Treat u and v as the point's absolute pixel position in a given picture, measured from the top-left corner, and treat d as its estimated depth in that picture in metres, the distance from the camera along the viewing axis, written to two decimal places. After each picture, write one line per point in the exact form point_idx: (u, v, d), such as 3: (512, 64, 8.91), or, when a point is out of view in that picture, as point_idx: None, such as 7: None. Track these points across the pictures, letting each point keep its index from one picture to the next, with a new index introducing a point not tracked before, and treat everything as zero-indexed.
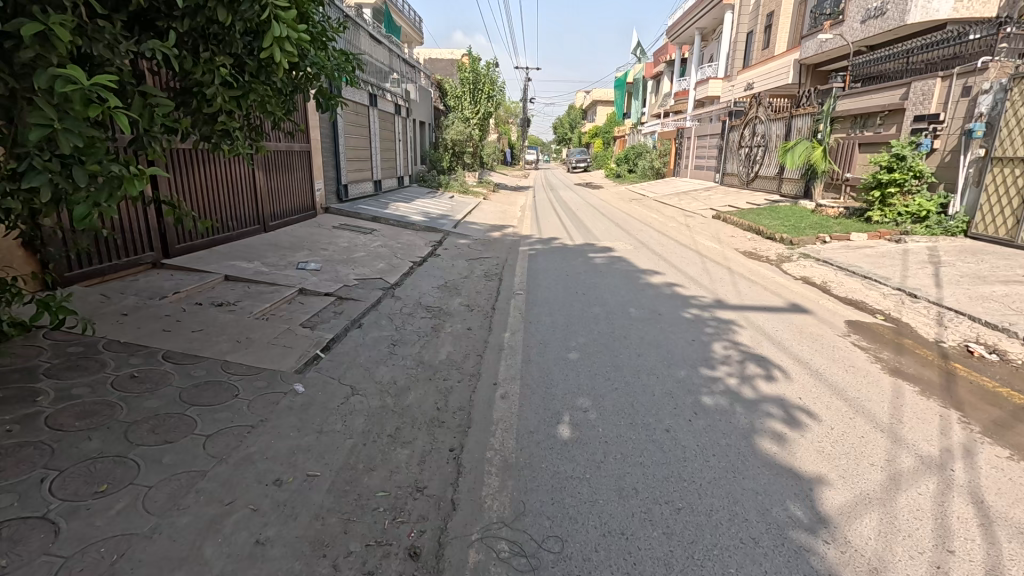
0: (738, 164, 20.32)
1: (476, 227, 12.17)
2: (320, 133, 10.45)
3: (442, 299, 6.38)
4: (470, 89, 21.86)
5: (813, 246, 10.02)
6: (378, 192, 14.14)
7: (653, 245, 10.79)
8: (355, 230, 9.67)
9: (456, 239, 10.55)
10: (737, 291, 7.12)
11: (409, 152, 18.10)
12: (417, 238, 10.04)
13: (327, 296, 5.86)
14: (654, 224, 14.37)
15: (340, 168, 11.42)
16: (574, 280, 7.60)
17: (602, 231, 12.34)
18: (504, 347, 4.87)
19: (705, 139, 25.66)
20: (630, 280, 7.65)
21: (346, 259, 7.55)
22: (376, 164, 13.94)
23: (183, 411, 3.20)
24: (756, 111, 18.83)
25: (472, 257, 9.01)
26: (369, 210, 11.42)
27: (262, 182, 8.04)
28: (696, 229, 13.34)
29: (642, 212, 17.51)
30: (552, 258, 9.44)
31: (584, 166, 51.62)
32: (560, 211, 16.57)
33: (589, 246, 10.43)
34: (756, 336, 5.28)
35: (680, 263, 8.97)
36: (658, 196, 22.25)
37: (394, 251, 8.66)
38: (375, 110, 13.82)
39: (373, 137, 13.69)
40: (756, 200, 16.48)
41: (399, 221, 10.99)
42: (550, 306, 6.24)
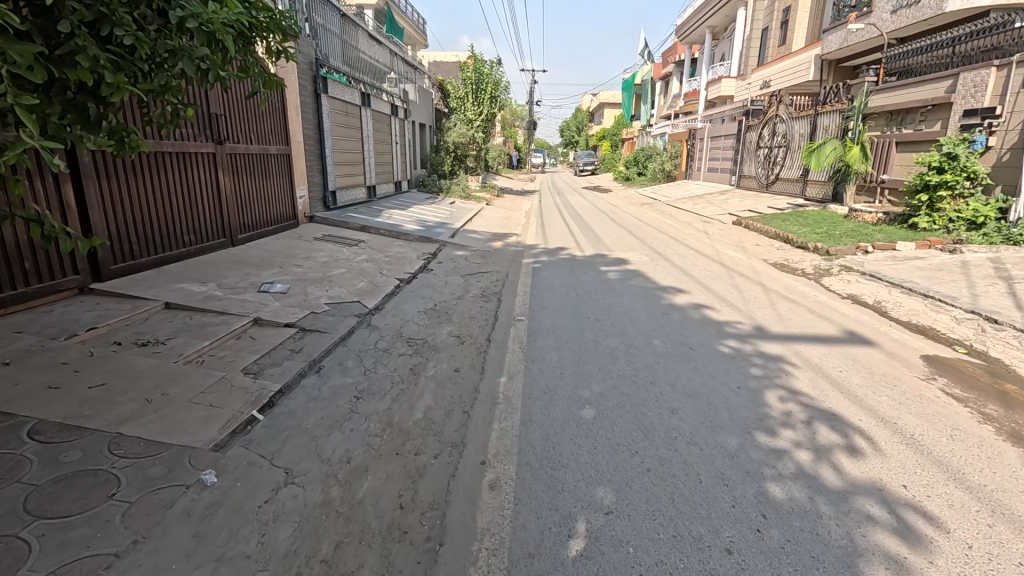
0: (756, 166, 19.17)
1: (477, 236, 11.17)
2: (303, 135, 9.51)
3: (428, 328, 5.35)
4: (473, 89, 20.89)
5: (854, 257, 8.90)
6: (372, 198, 13.18)
7: (672, 256, 9.73)
8: (339, 242, 8.68)
9: (453, 250, 9.54)
10: (778, 314, 6.03)
11: (407, 156, 17.13)
12: (409, 250, 9.05)
13: (287, 328, 4.84)
14: (670, 231, 13.27)
15: (326, 174, 10.46)
16: (585, 301, 6.53)
17: (614, 240, 11.26)
18: (498, 400, 3.81)
19: (719, 140, 24.53)
20: (651, 301, 6.58)
21: (321, 277, 6.55)
22: (370, 169, 12.99)
23: (17, 534, 2.19)
24: (775, 109, 17.69)
25: (468, 272, 8.00)
26: (359, 218, 10.45)
27: (229, 188, 7.08)
28: (717, 236, 12.23)
29: (655, 218, 16.41)
30: (559, 271, 8.39)
31: (591, 169, 50.52)
32: (568, 217, 15.53)
33: (600, 258, 9.39)
34: (818, 381, 4.18)
35: (705, 278, 7.90)
36: (671, 200, 21.15)
37: (380, 266, 7.65)
38: (367, 110, 12.87)
39: (366, 140, 12.74)
40: (778, 205, 15.34)
41: (390, 230, 9.99)
42: (557, 335, 5.18)
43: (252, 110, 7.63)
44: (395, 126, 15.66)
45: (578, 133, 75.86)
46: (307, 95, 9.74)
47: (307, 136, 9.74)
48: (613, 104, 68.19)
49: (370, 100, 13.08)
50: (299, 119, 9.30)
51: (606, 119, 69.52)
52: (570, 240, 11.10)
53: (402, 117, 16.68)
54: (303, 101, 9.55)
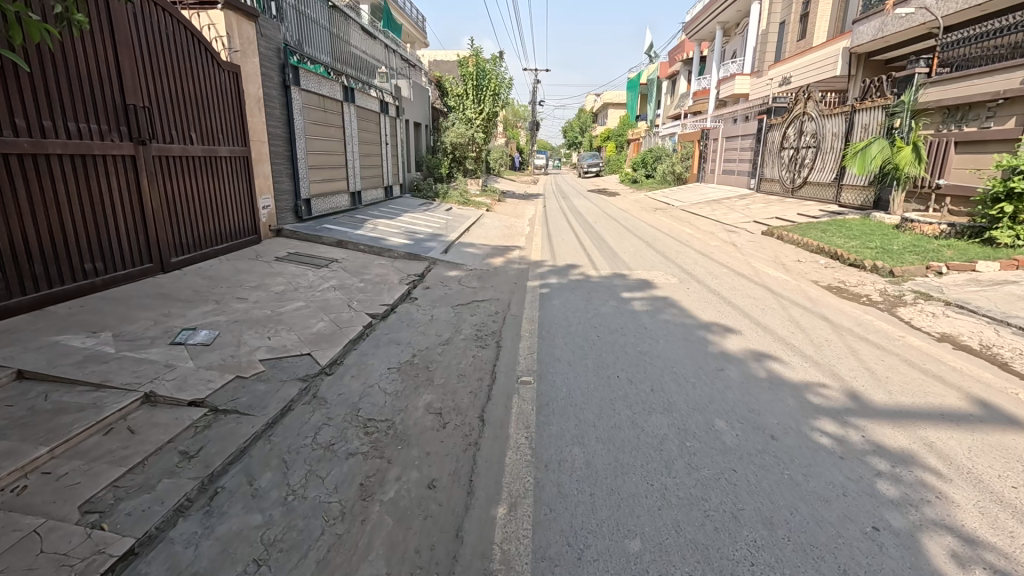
0: (780, 169, 17.61)
1: (473, 250, 9.69)
2: (267, 134, 8.06)
3: (399, 398, 3.87)
4: (474, 87, 19.36)
5: (926, 280, 7.40)
6: (356, 205, 11.73)
7: (703, 276, 8.22)
8: (306, 262, 7.21)
9: (445, 270, 8.07)
10: (869, 370, 4.53)
11: (400, 157, 15.69)
12: (391, 270, 7.58)
13: (192, 409, 3.36)
14: (693, 242, 11.74)
15: (297, 179, 9.00)
16: (609, 345, 5.05)
17: (632, 255, 9.75)
18: (494, 564, 2.32)
19: (735, 141, 22.98)
20: (694, 345, 5.09)
21: (268, 315, 5.08)
22: (354, 173, 11.51)
23: None
24: (802, 106, 16.15)
25: (461, 300, 6.54)
26: (336, 231, 8.98)
27: (156, 199, 5.60)
28: (747, 250, 10.71)
29: (673, 226, 14.86)
30: (571, 297, 6.89)
31: (597, 171, 49.03)
32: (577, 225, 14.07)
33: (619, 279, 7.90)
34: (996, 512, 2.67)
35: (753, 309, 6.40)
36: (686, 205, 19.61)
37: (351, 295, 6.17)
38: (351, 106, 11.41)
39: (349, 140, 11.27)
40: (810, 211, 13.85)
41: (372, 246, 8.51)
42: (578, 411, 3.69)
43: (190, 100, 6.17)
44: (385, 125, 14.18)
45: (582, 134, 74.30)
46: (273, 87, 8.27)
47: (273, 135, 8.29)
48: (618, 104, 66.60)
49: (354, 96, 11.62)
50: (261, 114, 7.85)
51: (610, 119, 67.96)
52: (582, 256, 9.59)
53: (394, 116, 15.22)
54: (267, 93, 8.10)
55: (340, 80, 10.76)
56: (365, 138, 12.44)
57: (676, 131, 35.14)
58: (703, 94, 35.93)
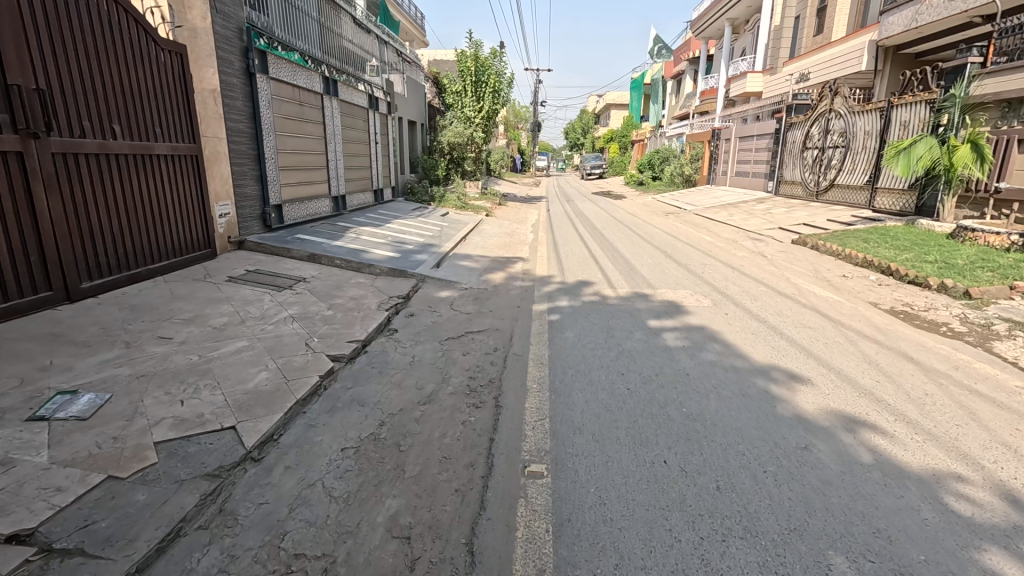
0: (802, 170, 16.34)
1: (470, 264, 8.45)
2: (225, 128, 6.85)
3: (349, 508, 2.62)
4: (472, 83, 18.16)
5: (1014, 304, 6.16)
6: (340, 211, 10.51)
7: (739, 296, 6.99)
8: (266, 282, 5.98)
9: (434, 289, 6.84)
10: (1009, 447, 3.28)
11: (392, 158, 14.46)
12: (369, 291, 6.35)
13: (10, 551, 2.11)
14: (716, 253, 10.47)
15: (265, 182, 7.78)
16: (643, 403, 3.82)
17: (651, 269, 8.51)
18: None
19: (748, 141, 21.74)
20: (756, 403, 3.85)
21: (193, 363, 3.85)
22: (336, 175, 10.27)
23: None
24: (828, 103, 14.90)
25: (451, 331, 5.32)
26: (310, 243, 7.75)
27: (59, 209, 4.37)
28: (780, 263, 9.46)
29: (689, 232, 13.62)
30: (587, 325, 5.65)
31: (600, 173, 47.76)
32: (585, 232, 12.80)
33: (641, 301, 6.66)
34: None
35: (813, 344, 5.17)
36: (699, 209, 18.36)
37: (314, 327, 4.94)
38: (333, 100, 10.18)
39: (331, 138, 10.04)
40: (841, 217, 12.60)
41: (350, 260, 7.26)
42: (619, 539, 2.43)
43: (112, 86, 4.96)
44: (375, 123, 12.96)
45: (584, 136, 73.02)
46: (234, 74, 7.04)
47: (234, 130, 7.07)
48: (621, 105, 65.32)
49: (337, 89, 10.40)
50: (216, 106, 6.63)
51: (613, 120, 66.72)
52: (594, 270, 8.35)
53: (385, 113, 13.98)
54: (227, 81, 6.88)
55: (319, 70, 9.53)
56: (351, 136, 11.21)
57: (684, 131, 33.88)
58: (711, 94, 34.68)
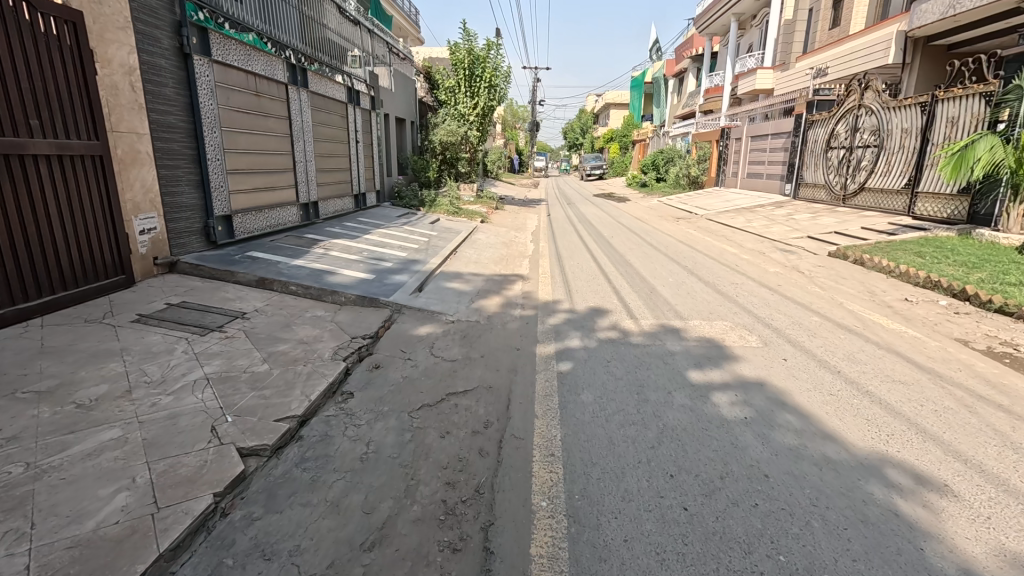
0: (827, 172, 14.98)
1: (459, 286, 7.05)
2: (149, 120, 5.43)
3: None
4: (466, 76, 16.81)
5: None
6: (311, 220, 9.10)
7: (792, 332, 5.63)
8: (189, 323, 4.58)
9: (412, 325, 5.45)
10: None
11: (377, 158, 13.07)
12: (326, 331, 4.94)
13: None
14: (745, 268, 9.10)
15: (208, 189, 6.38)
16: (715, 544, 2.44)
17: (674, 293, 7.14)
18: None
19: (761, 141, 20.40)
20: (891, 541, 2.47)
21: (9, 484, 2.47)
22: (305, 178, 8.84)
23: None
24: (857, 98, 13.55)
25: (427, 396, 3.93)
26: (263, 263, 6.34)
27: None
28: (823, 281, 8.10)
29: (707, 241, 12.26)
30: (609, 380, 4.27)
31: (600, 174, 46.41)
32: (591, 242, 11.42)
33: (673, 341, 5.27)
34: None
35: (918, 413, 3.80)
36: (712, 213, 17.01)
37: (233, 396, 3.53)
38: (303, 92, 8.79)
39: (298, 136, 8.63)
40: (878, 225, 11.28)
41: (309, 286, 5.85)
42: None
43: None
44: (356, 121, 11.56)
45: (582, 136, 71.62)
46: (162, 54, 5.63)
47: (162, 124, 5.65)
48: (621, 104, 64.02)
49: (308, 80, 9.00)
50: (134, 93, 5.22)
51: (612, 119, 65.40)
52: (607, 295, 6.96)
53: (369, 109, 12.58)
54: (151, 62, 5.47)
55: (283, 57, 8.13)
56: (325, 134, 9.81)
57: (689, 130, 32.54)
58: (716, 92, 33.53)
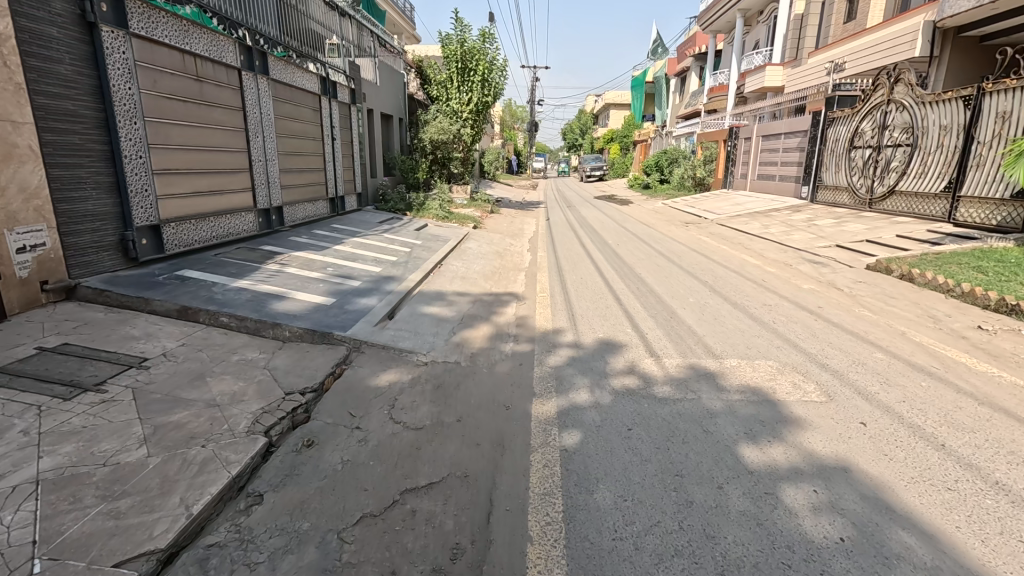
0: (850, 174, 13.79)
1: (438, 311, 5.82)
2: (31, 105, 4.18)
3: None
4: (459, 70, 15.63)
5: None
6: (272, 229, 7.87)
7: (859, 378, 4.41)
8: (55, 380, 3.34)
9: (372, 372, 4.21)
10: None
11: (358, 157, 11.84)
12: (252, 385, 3.71)
13: None
14: (774, 284, 7.90)
15: (126, 193, 5.14)
16: None
17: (699, 320, 5.92)
18: None
19: (772, 140, 19.23)
20: None
21: None
22: (264, 181, 7.61)
23: None
24: (886, 92, 12.36)
25: (372, 501, 2.70)
26: (194, 285, 5.10)
27: None
28: (870, 301, 6.90)
29: (723, 250, 11.05)
30: (632, 467, 3.05)
31: (600, 175, 45.05)
32: (594, 252, 10.22)
33: (710, 395, 4.04)
34: None
35: None
36: (722, 217, 15.81)
37: (63, 518, 2.30)
38: (263, 79, 7.57)
39: (257, 130, 7.40)
40: (917, 233, 10.08)
41: (244, 317, 4.61)
42: None
43: None
44: (332, 115, 10.35)
45: (581, 137, 70.36)
46: (54, 20, 4.38)
47: (55, 111, 4.40)
48: (621, 104, 62.91)
49: (269, 66, 7.77)
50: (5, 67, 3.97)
51: (612, 119, 64.30)
52: (619, 324, 5.73)
53: (349, 103, 11.37)
54: (36, 30, 4.22)
55: (235, 36, 6.89)
56: (292, 129, 8.58)
57: (693, 129, 31.38)
58: (721, 90, 32.51)
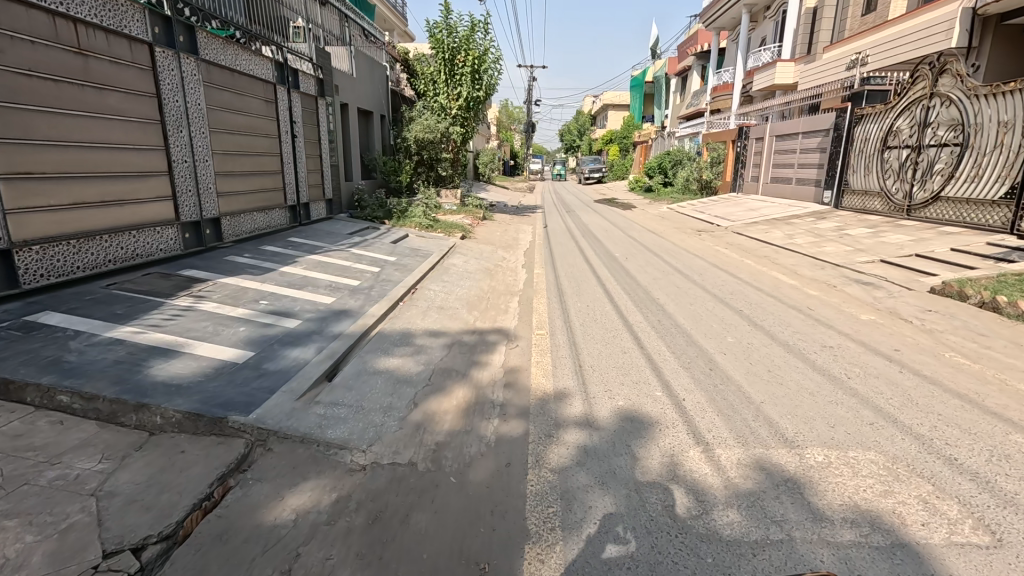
0: (883, 177, 12.35)
1: (400, 366, 4.30)
2: None
3: None
4: (447, 62, 14.11)
5: None
6: (205, 247, 6.36)
7: (1021, 491, 2.90)
8: None
9: (275, 492, 2.68)
10: None
11: (329, 158, 10.31)
12: (47, 543, 2.18)
13: None
14: (824, 314, 6.42)
15: None
16: None
17: (750, 378, 4.41)
18: None
19: (787, 140, 17.80)
20: None
21: None
22: (191, 187, 6.08)
23: None
24: (929, 85, 10.93)
25: None
26: (44, 339, 3.57)
27: None
28: (956, 341, 5.43)
29: (747, 265, 9.59)
30: None
31: (599, 177, 43.60)
32: (601, 269, 8.72)
33: (809, 536, 2.52)
34: None
35: None
36: (738, 225, 14.35)
37: None
38: (190, 59, 6.03)
39: (180, 123, 5.88)
40: (978, 247, 8.63)
41: (96, 396, 3.09)
42: None
43: None
44: (294, 109, 8.81)
45: (580, 138, 68.98)
46: None
47: None
48: (620, 105, 61.53)
49: (199, 42, 6.22)
50: None
51: (611, 120, 62.92)
52: (645, 386, 4.22)
53: (318, 96, 9.84)
54: None
55: (145, 1, 5.35)
56: (236, 124, 7.06)
57: (697, 130, 29.93)
58: (726, 90, 31.11)
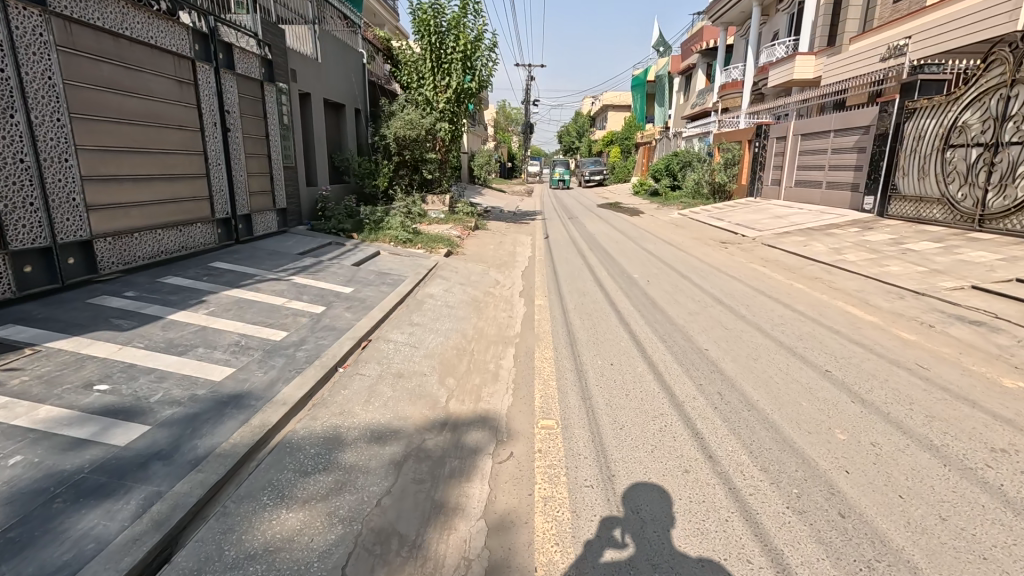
0: (945, 181, 10.45)
1: (295, 534, 2.34)
2: None
3: None
4: (434, 47, 12.17)
5: None
6: (63, 284, 4.42)
7: None
8: None
9: None
10: None
11: (280, 159, 8.34)
12: None
13: None
14: (950, 379, 4.50)
15: None
16: None
17: (924, 544, 2.47)
18: None
19: (815, 140, 15.90)
20: None
21: None
22: (33, 198, 4.16)
23: None
24: (1010, 71, 9.08)
25: None
26: None
27: None
28: None
29: (801, 291, 7.68)
30: None
31: (600, 179, 41.67)
32: (622, 300, 6.77)
33: None
34: None
35: None
36: (769, 236, 12.43)
37: None
38: (26, 10, 4.07)
39: (7, 104, 3.93)
40: None
41: None
42: None
43: None
44: (226, 95, 6.87)
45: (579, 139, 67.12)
46: None
47: None
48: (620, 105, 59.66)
49: None
50: None
51: (612, 121, 61.01)
52: (744, 573, 2.29)
53: (264, 81, 7.87)
54: None
55: None
56: (124, 109, 5.11)
57: (706, 129, 28.01)
58: (734, 87, 29.22)
